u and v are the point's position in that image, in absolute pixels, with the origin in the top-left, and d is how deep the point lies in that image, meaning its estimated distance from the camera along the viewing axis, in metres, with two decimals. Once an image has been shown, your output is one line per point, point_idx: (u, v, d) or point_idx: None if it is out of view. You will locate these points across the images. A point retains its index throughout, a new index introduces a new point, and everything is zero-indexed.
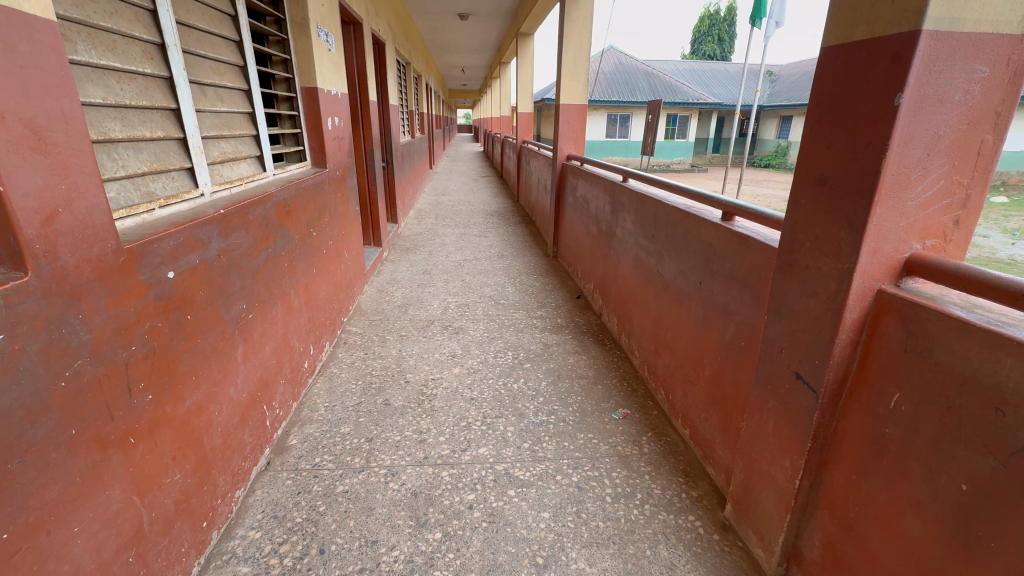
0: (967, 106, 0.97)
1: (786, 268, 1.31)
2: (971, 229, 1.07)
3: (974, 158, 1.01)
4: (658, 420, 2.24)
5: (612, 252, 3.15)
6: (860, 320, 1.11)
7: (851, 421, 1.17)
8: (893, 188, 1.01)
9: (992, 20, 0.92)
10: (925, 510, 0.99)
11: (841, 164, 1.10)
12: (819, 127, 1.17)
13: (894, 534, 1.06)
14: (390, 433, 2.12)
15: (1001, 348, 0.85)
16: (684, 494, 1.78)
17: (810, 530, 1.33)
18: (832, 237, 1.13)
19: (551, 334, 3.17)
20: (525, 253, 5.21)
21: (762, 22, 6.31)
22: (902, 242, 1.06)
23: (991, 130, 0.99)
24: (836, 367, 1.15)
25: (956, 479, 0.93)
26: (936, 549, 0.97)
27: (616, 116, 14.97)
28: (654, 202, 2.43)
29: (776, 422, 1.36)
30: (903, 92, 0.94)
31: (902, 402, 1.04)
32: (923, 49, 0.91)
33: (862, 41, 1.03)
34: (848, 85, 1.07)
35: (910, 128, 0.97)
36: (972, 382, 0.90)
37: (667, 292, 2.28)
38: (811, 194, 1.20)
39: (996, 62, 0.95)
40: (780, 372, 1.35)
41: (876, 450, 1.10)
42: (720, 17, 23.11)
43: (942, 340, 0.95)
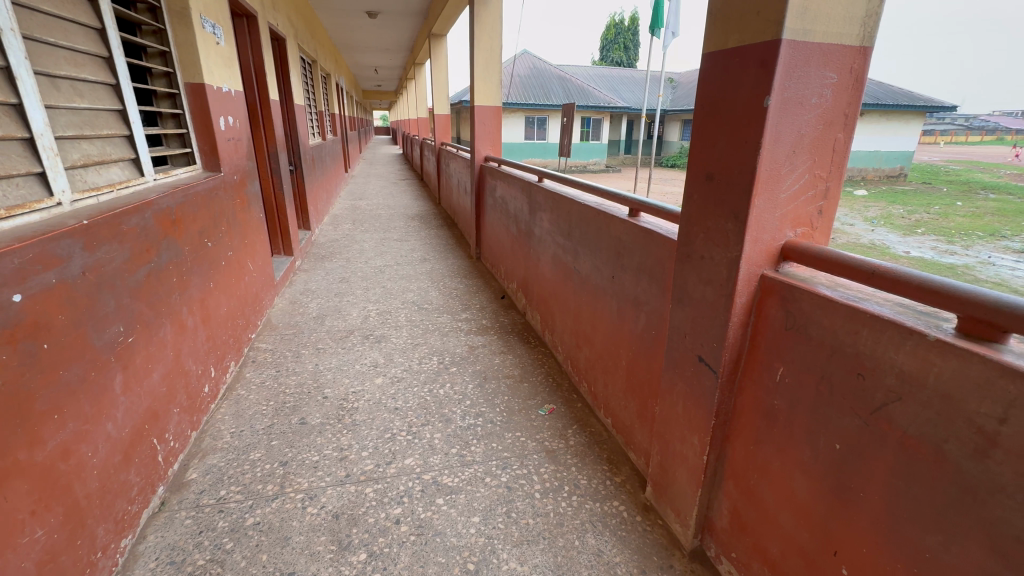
0: (822, 108, 1.09)
1: (685, 259, 1.40)
2: (832, 217, 1.21)
3: (830, 154, 1.14)
4: (582, 412, 2.31)
5: (532, 251, 3.21)
6: (748, 302, 1.21)
7: (747, 396, 1.27)
8: (768, 181, 1.11)
9: (839, 30, 1.04)
10: (810, 470, 1.10)
11: (724, 161, 1.19)
12: (704, 127, 1.26)
13: (787, 495, 1.17)
14: (307, 453, 1.99)
15: (859, 320, 0.96)
16: (609, 481, 1.85)
17: (718, 501, 1.43)
18: (720, 228, 1.22)
19: (476, 336, 3.16)
20: (448, 256, 5.15)
21: (661, 32, 6.78)
22: (778, 230, 1.17)
23: (842, 130, 1.12)
24: (731, 347, 1.25)
25: (831, 440, 1.04)
26: (820, 503, 1.08)
27: (534, 119, 15.32)
28: (567, 200, 2.51)
29: (685, 403, 1.45)
30: (770, 94, 1.04)
31: (786, 374, 1.15)
32: (784, 56, 1.01)
33: (736, 48, 1.12)
34: (726, 89, 1.17)
35: (778, 127, 1.07)
36: (838, 352, 1.01)
37: (583, 288, 2.36)
38: (702, 189, 1.29)
39: (842, 70, 1.08)
40: (685, 357, 1.44)
41: (768, 420, 1.21)
42: (624, 26, 24.55)
43: (814, 316, 1.06)
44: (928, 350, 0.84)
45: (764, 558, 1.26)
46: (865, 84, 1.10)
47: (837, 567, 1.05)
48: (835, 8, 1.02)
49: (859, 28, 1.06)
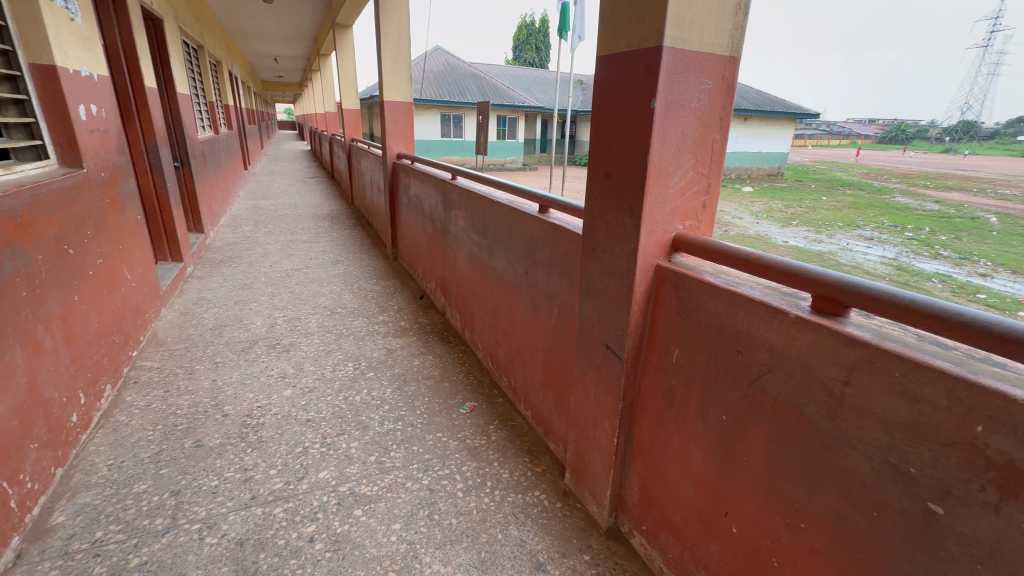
0: (701, 111, 1.19)
1: (590, 252, 1.47)
2: (714, 211, 1.33)
3: (710, 153, 1.25)
4: (503, 406, 2.34)
5: (448, 249, 3.18)
6: (646, 291, 1.30)
7: (649, 378, 1.37)
8: (657, 178, 1.20)
9: (712, 40, 1.14)
10: (703, 442, 1.21)
11: (619, 159, 1.26)
12: (601, 127, 1.33)
13: (685, 466, 1.28)
14: (205, 479, 1.80)
15: (737, 304, 1.07)
16: (530, 471, 1.90)
17: (628, 479, 1.52)
18: (619, 222, 1.30)
19: (394, 338, 3.07)
20: (363, 257, 4.94)
21: (568, 35, 7.04)
22: (668, 224, 1.27)
23: (718, 131, 1.24)
24: (633, 333, 1.33)
25: (719, 412, 1.15)
26: (712, 471, 1.19)
27: (449, 117, 15.18)
28: (480, 197, 2.52)
29: (596, 390, 1.53)
30: (656, 97, 1.12)
31: (680, 356, 1.25)
32: (666, 62, 1.09)
33: (625, 52, 1.19)
34: (618, 92, 1.24)
35: (664, 128, 1.15)
36: (722, 332, 1.12)
37: (499, 284, 2.38)
38: (601, 186, 1.36)
39: (716, 77, 1.18)
40: (594, 345, 1.51)
41: (667, 399, 1.31)
42: (535, 27, 25.14)
43: (701, 301, 1.16)
44: (789, 326, 0.96)
45: (669, 526, 1.36)
46: (735, 91, 1.22)
47: (727, 527, 1.16)
48: (707, 20, 1.12)
49: (729, 38, 1.17)
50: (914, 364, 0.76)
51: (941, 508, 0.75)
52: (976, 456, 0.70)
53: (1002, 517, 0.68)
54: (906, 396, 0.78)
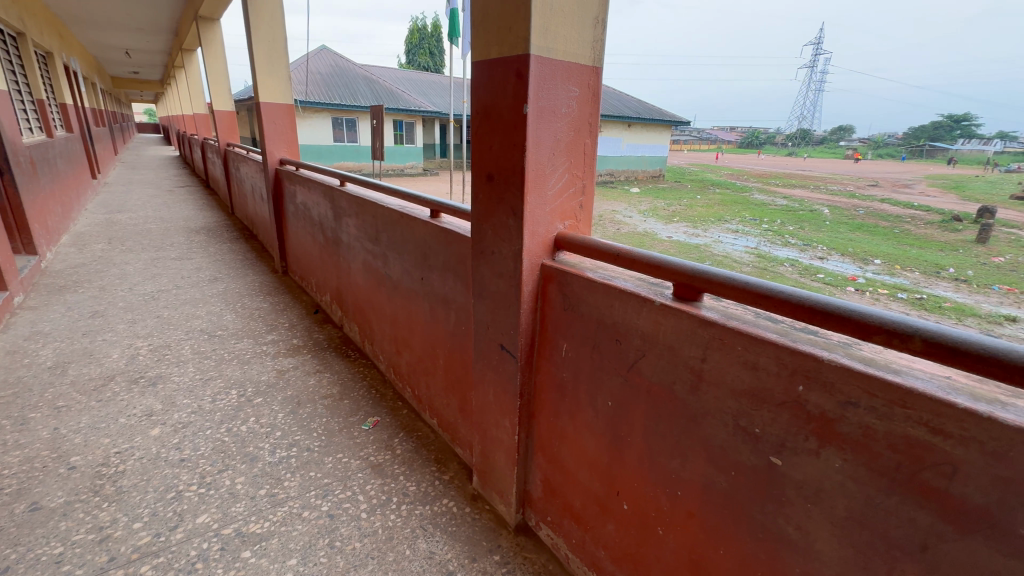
0: (571, 117, 1.27)
1: (479, 255, 1.48)
2: (591, 211, 1.42)
3: (582, 157, 1.33)
4: (408, 418, 2.28)
5: (341, 259, 3.02)
6: (534, 289, 1.35)
7: (543, 372, 1.42)
8: (536, 180, 1.25)
9: (575, 51, 1.22)
10: (594, 428, 1.28)
11: (499, 163, 1.29)
12: (480, 131, 1.35)
13: (580, 453, 1.34)
14: (45, 547, 1.51)
15: (612, 295, 1.15)
16: (438, 481, 1.86)
17: (532, 473, 1.56)
18: (505, 224, 1.33)
19: (285, 358, 2.83)
20: (247, 272, 4.51)
21: (459, 41, 7.09)
22: (550, 224, 1.33)
23: (589, 136, 1.32)
24: (524, 331, 1.38)
25: (605, 398, 1.23)
26: (604, 454, 1.26)
27: (341, 121, 14.45)
28: (370, 204, 2.42)
29: (496, 389, 1.55)
30: (528, 103, 1.16)
31: (568, 349, 1.31)
32: (535, 70, 1.14)
33: (497, 58, 1.23)
34: (493, 97, 1.27)
35: (538, 132, 1.21)
36: (602, 323, 1.19)
37: (396, 292, 2.32)
38: (485, 189, 1.38)
39: (582, 85, 1.27)
40: (490, 346, 1.53)
41: (560, 391, 1.37)
42: (427, 32, 24.93)
43: (582, 295, 1.23)
44: (656, 313, 1.05)
45: (571, 513, 1.42)
46: (601, 98, 1.31)
47: (619, 504, 1.24)
48: (570, 32, 1.20)
49: (591, 50, 1.25)
50: (750, 338, 0.88)
51: (779, 460, 0.87)
52: (801, 411, 0.83)
53: (823, 460, 0.81)
54: (747, 366, 0.90)
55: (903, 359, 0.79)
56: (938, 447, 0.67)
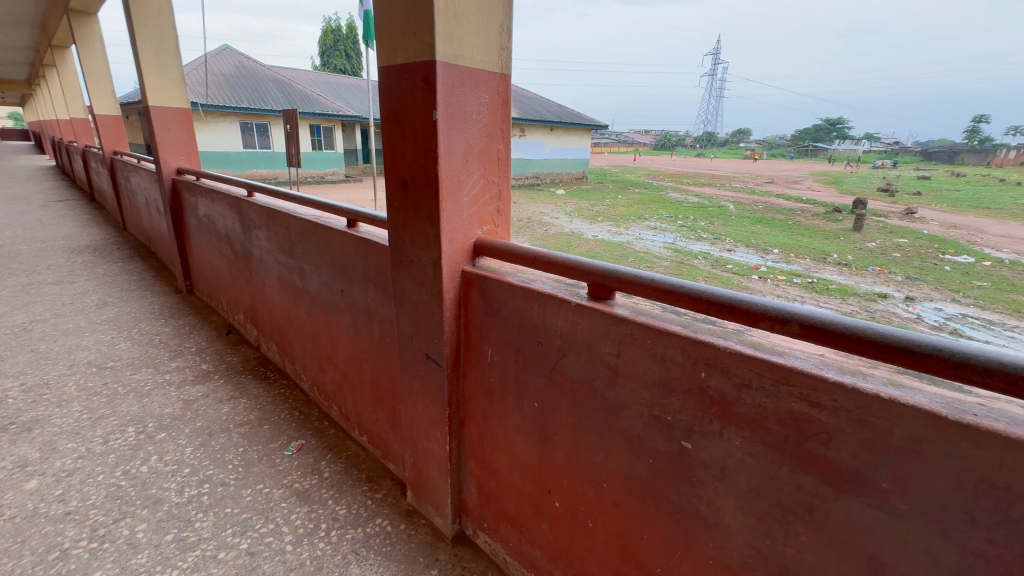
0: (482, 123, 1.28)
1: (399, 264, 1.45)
2: (508, 216, 1.43)
3: (496, 162, 1.35)
4: (336, 438, 2.16)
5: (253, 275, 2.81)
6: (456, 296, 1.34)
7: (470, 379, 1.41)
8: (450, 187, 1.24)
9: (482, 58, 1.22)
10: (522, 430, 1.29)
11: (412, 169, 1.27)
12: (391, 138, 1.32)
13: (511, 456, 1.35)
14: None
15: (531, 298, 1.18)
16: (370, 500, 1.79)
17: (466, 481, 1.55)
18: (422, 232, 1.31)
19: (194, 386, 2.58)
20: (144, 294, 4.06)
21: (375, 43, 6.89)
22: (468, 230, 1.33)
23: (501, 142, 1.34)
24: (449, 339, 1.37)
25: (531, 400, 1.24)
26: (533, 455, 1.28)
27: (251, 126, 13.51)
28: (282, 215, 2.28)
29: (424, 400, 1.52)
30: (437, 109, 1.15)
31: (494, 354, 1.32)
32: (442, 76, 1.14)
33: (403, 64, 1.20)
34: (401, 103, 1.24)
35: (449, 138, 1.20)
36: (524, 326, 1.21)
37: (316, 307, 2.20)
38: (400, 197, 1.35)
39: (491, 92, 1.28)
40: (415, 356, 1.50)
41: (489, 396, 1.37)
42: (342, 33, 24.01)
43: (504, 300, 1.25)
44: (572, 314, 1.09)
45: (506, 516, 1.43)
46: (510, 104, 1.34)
47: (551, 502, 1.26)
48: (475, 38, 1.20)
49: (497, 57, 1.27)
50: (657, 332, 0.94)
51: (689, 444, 0.93)
52: (704, 396, 0.89)
53: (725, 440, 0.87)
54: (657, 358, 0.95)
55: (784, 341, 0.87)
56: (817, 418, 0.75)
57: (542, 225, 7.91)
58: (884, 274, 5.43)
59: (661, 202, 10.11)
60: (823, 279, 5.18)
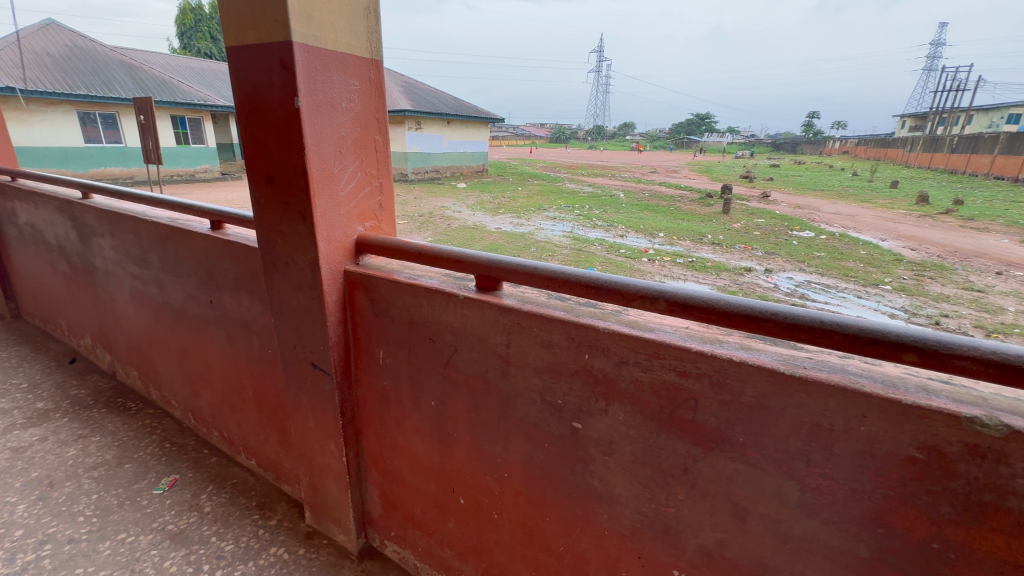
0: (354, 112, 1.19)
1: (272, 267, 1.31)
2: (392, 210, 1.36)
3: (374, 154, 1.28)
4: (218, 466, 1.93)
5: (98, 290, 2.39)
6: (340, 298, 1.26)
7: (364, 384, 1.34)
8: (322, 181, 1.14)
9: (347, 41, 1.14)
10: (422, 430, 1.25)
11: (277, 162, 1.15)
12: (249, 127, 1.18)
13: (413, 459, 1.31)
14: None
15: (420, 295, 1.14)
16: (261, 529, 1.63)
17: (368, 492, 1.47)
18: (295, 231, 1.20)
19: (26, 430, 2.14)
20: None
21: None
22: (347, 227, 1.24)
23: (378, 132, 1.27)
24: (335, 345, 1.28)
25: (429, 399, 1.21)
26: (436, 456, 1.25)
27: (93, 116, 11.52)
28: (129, 219, 1.96)
29: (315, 413, 1.41)
30: (299, 96, 1.05)
31: (386, 356, 1.26)
32: (301, 59, 1.04)
33: (254, 44, 1.08)
34: (258, 88, 1.11)
35: (316, 128, 1.11)
36: (415, 324, 1.17)
37: (181, 322, 1.93)
38: (266, 193, 1.22)
39: (362, 79, 1.20)
40: (300, 367, 1.38)
41: (385, 400, 1.31)
42: (203, 13, 21.37)
43: (392, 299, 1.19)
44: (461, 307, 1.07)
45: (413, 521, 1.38)
46: (384, 92, 1.27)
47: (457, 500, 1.24)
48: (337, 19, 1.11)
49: (365, 41, 1.19)
50: (542, 319, 0.95)
51: (580, 424, 0.96)
52: (588, 376, 0.92)
53: (610, 416, 0.92)
54: (544, 344, 0.96)
55: (656, 317, 0.93)
56: (685, 385, 0.81)
57: (445, 219, 7.82)
58: (748, 250, 6.23)
59: (559, 192, 10.52)
60: (701, 258, 5.76)
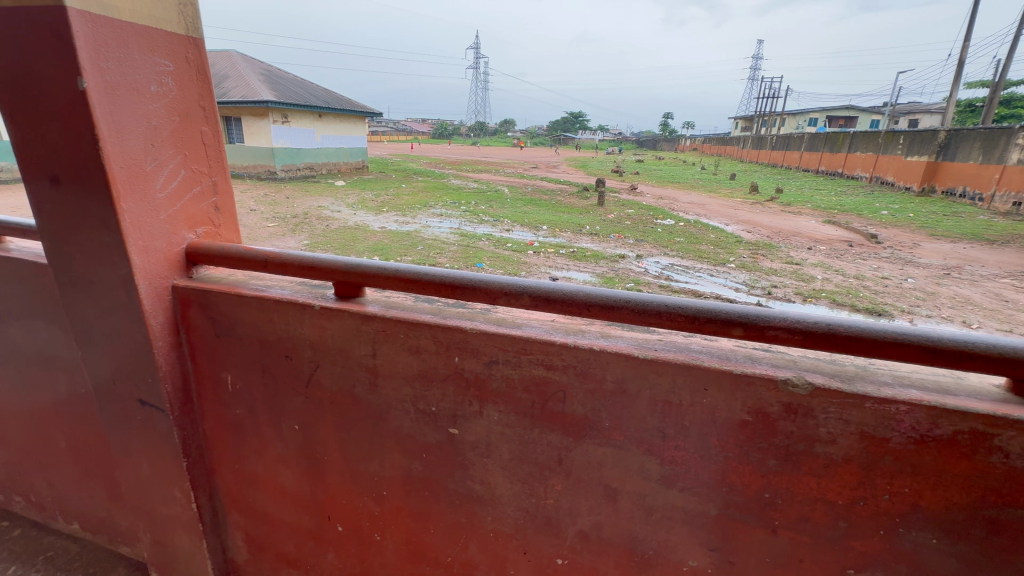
0: (168, 98, 1.01)
1: (71, 287, 1.06)
2: (232, 213, 1.19)
3: (202, 149, 1.09)
4: (24, 540, 1.54)
5: None
6: (169, 320, 1.06)
7: (212, 415, 1.16)
8: (129, 180, 0.95)
9: (151, 13, 0.95)
10: (286, 458, 1.12)
11: (62, 156, 0.93)
12: (16, 113, 0.93)
13: (279, 492, 1.16)
14: None
15: (270, 308, 1.00)
16: None
17: (230, 537, 1.28)
18: (97, 243, 0.98)
19: None
20: None
21: None
22: (172, 235, 1.05)
23: (204, 123, 1.09)
24: (167, 375, 1.08)
25: (291, 423, 1.08)
26: (306, 484, 1.12)
27: None
28: None
29: (149, 457, 1.18)
30: (83, 76, 0.85)
31: (235, 381, 1.10)
32: (81, 30, 0.84)
33: (12, 7, 0.85)
34: (23, 63, 0.88)
35: (113, 116, 0.91)
36: (267, 342, 1.03)
37: None
38: (50, 195, 0.98)
39: (177, 60, 1.02)
40: (124, 406, 1.14)
41: (238, 430, 1.14)
42: None
43: (236, 315, 1.04)
44: (318, 319, 0.96)
45: (287, 561, 1.23)
46: (210, 77, 1.09)
47: (334, 528, 1.13)
48: None
49: (178, 15, 1.01)
50: (408, 325, 0.90)
51: (456, 430, 0.92)
52: (460, 379, 0.89)
53: (485, 417, 0.89)
54: (412, 351, 0.91)
55: (524, 313, 0.93)
56: (553, 378, 0.82)
57: (322, 220, 7.24)
58: (621, 239, 6.76)
59: (444, 188, 10.40)
60: (581, 247, 6.11)
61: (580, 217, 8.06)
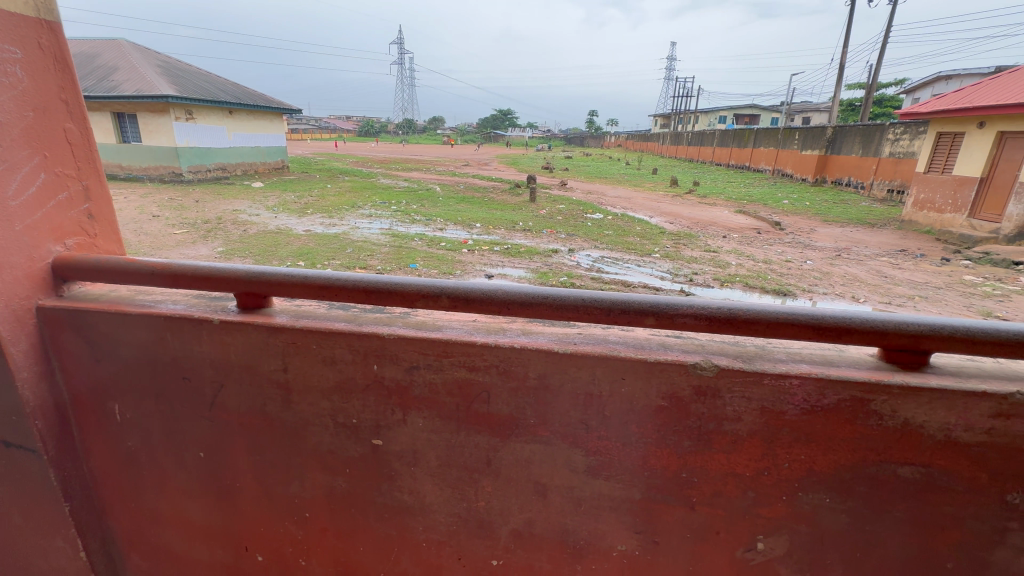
0: (16, 90, 0.87)
1: None
2: (111, 221, 1.05)
3: (67, 148, 0.96)
4: None
5: None
6: (35, 347, 0.93)
7: (99, 450, 1.02)
8: None
9: None
10: (193, 489, 1.01)
11: None
12: None
13: (187, 527, 1.05)
14: None
15: (160, 326, 0.90)
16: None
17: None
18: None
19: None
20: None
21: None
22: (34, 248, 0.91)
23: (68, 119, 0.95)
24: (37, 410, 0.94)
25: (195, 450, 0.98)
26: (218, 515, 1.02)
27: None
28: None
29: (20, 507, 1.02)
30: None
31: (124, 410, 0.98)
32: None
33: None
34: None
35: None
36: (159, 365, 0.92)
37: None
38: None
39: (27, 46, 0.88)
40: None
41: (133, 465, 1.02)
42: None
43: (120, 336, 0.92)
44: (219, 334, 0.88)
45: None
46: (72, 66, 0.96)
47: (252, 559, 1.04)
48: None
49: None
50: (320, 334, 0.84)
51: (379, 440, 0.88)
52: (381, 388, 0.85)
53: (409, 425, 0.86)
54: (326, 361, 0.85)
55: (445, 315, 0.91)
56: (476, 379, 0.80)
57: (238, 224, 6.72)
58: (554, 234, 6.89)
59: (372, 188, 10.03)
60: (515, 244, 6.16)
61: (513, 214, 8.11)
